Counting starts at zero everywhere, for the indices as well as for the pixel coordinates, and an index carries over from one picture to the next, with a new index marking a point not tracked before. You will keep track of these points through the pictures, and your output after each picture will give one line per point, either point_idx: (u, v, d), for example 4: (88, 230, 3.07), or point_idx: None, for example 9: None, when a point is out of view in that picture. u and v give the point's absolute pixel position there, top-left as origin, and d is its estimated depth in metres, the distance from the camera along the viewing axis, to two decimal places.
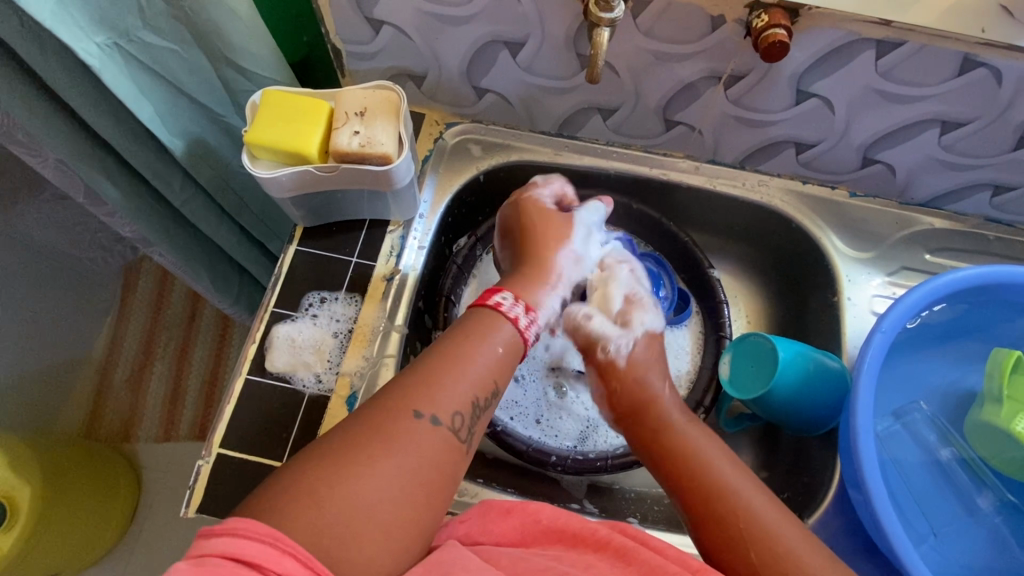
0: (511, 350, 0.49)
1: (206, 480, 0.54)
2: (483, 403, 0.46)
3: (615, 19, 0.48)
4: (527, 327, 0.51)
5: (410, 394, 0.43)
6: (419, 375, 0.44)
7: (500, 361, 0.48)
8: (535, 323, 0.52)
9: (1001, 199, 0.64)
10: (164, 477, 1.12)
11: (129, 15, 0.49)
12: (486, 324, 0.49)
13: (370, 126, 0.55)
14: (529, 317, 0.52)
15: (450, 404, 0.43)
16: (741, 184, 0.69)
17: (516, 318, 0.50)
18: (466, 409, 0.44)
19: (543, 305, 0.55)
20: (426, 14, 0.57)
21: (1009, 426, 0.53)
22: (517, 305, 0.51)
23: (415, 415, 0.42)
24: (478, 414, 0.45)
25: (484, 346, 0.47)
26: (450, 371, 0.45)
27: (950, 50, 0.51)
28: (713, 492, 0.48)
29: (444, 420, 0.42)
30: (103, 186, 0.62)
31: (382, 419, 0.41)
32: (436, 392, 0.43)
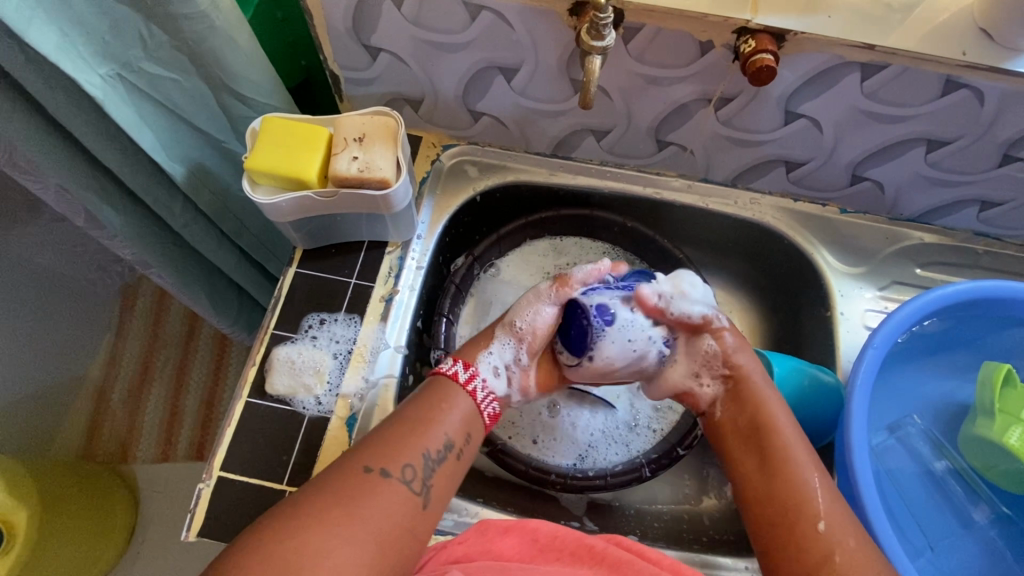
0: (465, 416, 0.53)
1: (207, 503, 0.55)
2: (435, 457, 0.49)
3: (606, 46, 0.49)
4: (467, 381, 0.55)
5: (362, 455, 0.46)
6: (373, 440, 0.48)
7: (453, 425, 0.51)
8: (475, 377, 0.55)
9: (988, 214, 0.66)
10: (162, 498, 1.11)
11: (132, 46, 0.51)
12: (442, 393, 0.53)
13: (368, 151, 0.56)
14: (468, 372, 0.55)
15: (401, 458, 0.47)
16: (733, 202, 0.71)
17: (454, 375, 0.55)
18: (417, 463, 0.47)
19: (482, 357, 0.58)
20: (422, 41, 0.59)
21: (1001, 439, 0.54)
22: (455, 364, 0.56)
23: (365, 470, 0.45)
24: (431, 468, 0.48)
25: (435, 412, 0.51)
26: (402, 435, 0.48)
27: (933, 72, 0.52)
28: (793, 478, 0.49)
29: (395, 474, 0.46)
30: (103, 211, 0.62)
31: (334, 477, 0.44)
32: (390, 451, 0.47)
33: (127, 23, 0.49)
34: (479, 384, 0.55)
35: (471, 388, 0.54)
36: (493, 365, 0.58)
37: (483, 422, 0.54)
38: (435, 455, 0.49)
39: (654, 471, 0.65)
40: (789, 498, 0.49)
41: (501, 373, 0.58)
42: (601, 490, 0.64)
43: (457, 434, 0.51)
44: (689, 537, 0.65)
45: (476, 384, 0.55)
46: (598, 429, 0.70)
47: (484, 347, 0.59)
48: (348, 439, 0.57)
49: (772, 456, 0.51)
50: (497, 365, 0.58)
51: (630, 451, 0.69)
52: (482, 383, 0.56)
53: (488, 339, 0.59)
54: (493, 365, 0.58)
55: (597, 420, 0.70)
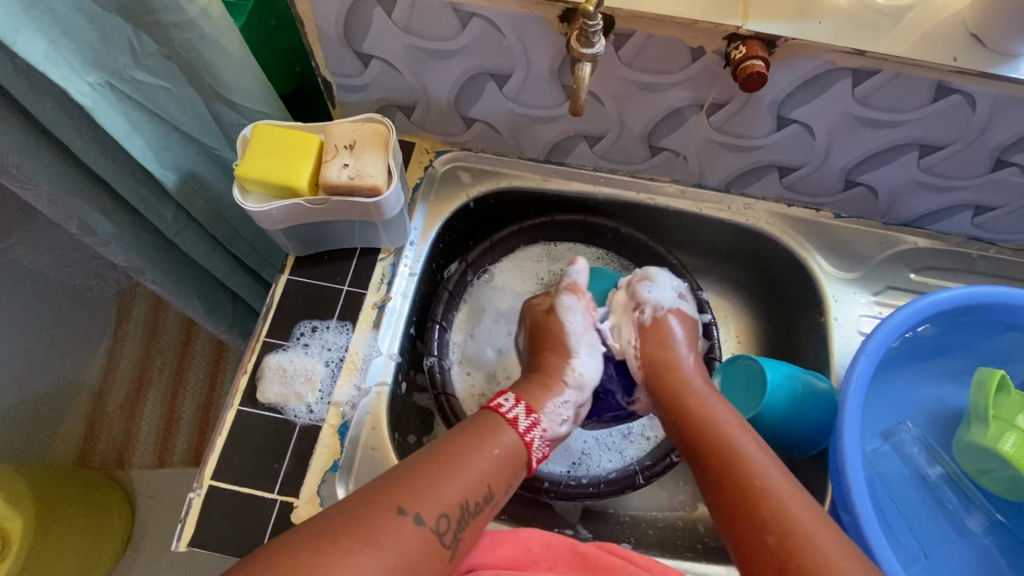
0: (511, 455, 0.51)
1: (197, 513, 0.54)
2: (471, 507, 0.46)
3: (596, 54, 0.49)
4: (527, 428, 0.53)
5: (397, 489, 0.43)
6: (411, 476, 0.45)
7: (496, 473, 0.49)
8: (536, 426, 0.54)
9: (982, 218, 0.65)
10: (159, 505, 1.10)
11: (121, 55, 0.51)
12: (488, 430, 0.51)
13: (359, 158, 0.56)
14: (530, 418, 0.54)
15: (437, 507, 0.44)
16: (727, 208, 0.71)
17: (515, 420, 0.53)
18: (453, 513, 0.44)
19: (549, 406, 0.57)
20: (413, 48, 0.59)
21: (995, 446, 0.53)
22: (517, 406, 0.54)
23: (398, 511, 0.42)
24: (466, 519, 0.45)
25: (480, 454, 0.49)
26: (443, 476, 0.46)
27: (925, 78, 0.52)
28: (748, 490, 0.47)
29: (428, 522, 0.43)
30: (95, 218, 0.62)
31: (365, 512, 0.41)
32: (428, 494, 0.44)
33: (116, 32, 0.49)
34: (537, 434, 0.54)
35: (529, 437, 0.53)
36: (559, 415, 0.58)
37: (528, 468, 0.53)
38: (472, 506, 0.46)
39: (647, 479, 0.64)
40: (743, 508, 0.46)
41: (563, 417, 0.58)
42: (594, 498, 0.63)
43: (496, 483, 0.49)
44: (684, 544, 0.65)
45: (534, 434, 0.54)
46: (591, 436, 0.70)
47: (550, 394, 0.58)
48: (340, 447, 0.58)
49: (713, 478, 0.50)
50: (563, 412, 0.58)
51: (624, 459, 0.69)
52: (540, 432, 0.55)
53: (557, 385, 0.59)
54: (557, 411, 0.57)
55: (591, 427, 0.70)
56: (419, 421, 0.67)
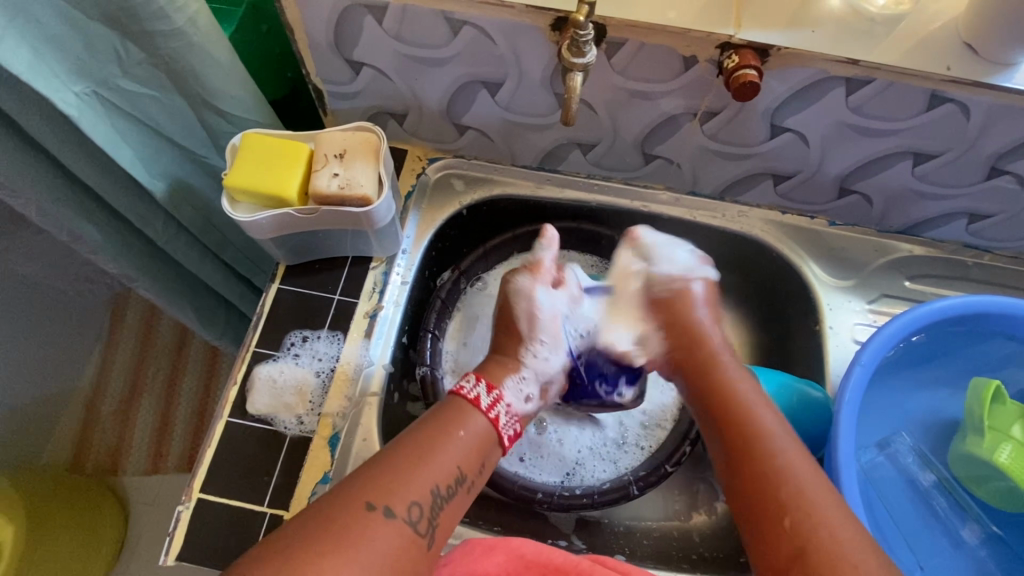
0: (481, 442, 0.49)
1: (186, 526, 0.54)
2: (443, 492, 0.45)
3: (587, 63, 0.49)
4: (489, 407, 0.51)
5: (360, 488, 0.42)
6: (376, 469, 0.44)
7: (467, 457, 0.48)
8: (498, 402, 0.53)
9: (977, 226, 0.65)
10: (151, 513, 1.09)
11: (108, 64, 0.50)
12: (457, 414, 0.50)
13: (349, 168, 0.55)
14: (491, 397, 0.53)
15: (407, 496, 0.42)
16: (721, 215, 0.70)
17: (477, 399, 0.51)
18: (424, 500, 0.43)
19: (509, 382, 0.55)
20: (404, 56, 0.58)
21: (991, 457, 0.53)
22: (478, 386, 0.53)
23: (368, 507, 0.41)
24: (438, 506, 0.44)
25: (448, 440, 0.47)
26: (412, 466, 0.44)
27: (918, 87, 0.51)
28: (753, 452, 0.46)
29: (399, 513, 0.41)
30: (83, 227, 0.62)
31: (332, 511, 0.40)
32: (398, 486, 0.42)
33: (102, 41, 0.48)
34: (502, 409, 0.53)
35: (493, 414, 0.51)
36: (521, 390, 0.56)
37: (501, 447, 0.51)
38: (444, 491, 0.45)
39: (642, 489, 0.64)
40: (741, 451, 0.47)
41: (525, 392, 0.57)
42: (588, 509, 0.63)
43: (467, 467, 0.48)
44: (678, 555, 0.64)
45: (498, 409, 0.52)
46: (585, 445, 0.69)
47: (509, 372, 0.56)
48: (330, 460, 0.57)
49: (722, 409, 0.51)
50: (526, 391, 0.57)
51: (618, 468, 0.68)
52: (505, 407, 0.53)
53: (517, 363, 0.57)
54: (519, 387, 0.56)
55: (585, 436, 0.69)
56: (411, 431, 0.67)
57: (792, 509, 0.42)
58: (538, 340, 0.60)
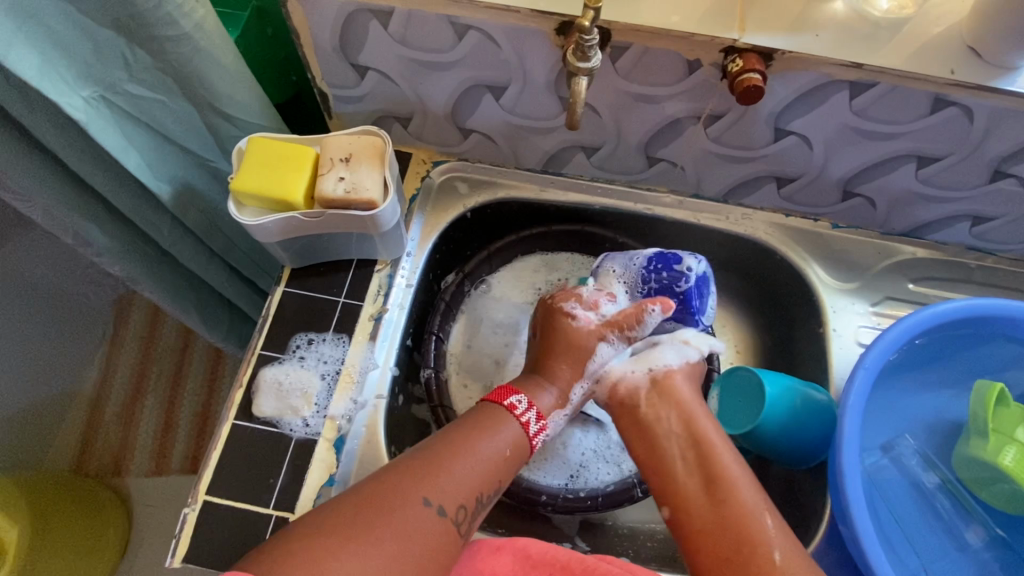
0: (518, 449, 0.52)
1: (192, 528, 0.54)
2: (484, 497, 0.49)
3: (593, 68, 0.49)
4: (535, 437, 0.54)
5: (414, 480, 0.45)
6: (427, 463, 0.47)
7: (509, 463, 0.51)
8: (542, 434, 0.55)
9: (981, 229, 0.65)
10: (156, 514, 1.09)
11: (116, 69, 0.50)
12: (502, 420, 0.53)
13: (355, 172, 0.56)
14: (539, 424, 0.55)
15: (456, 497, 0.46)
16: (724, 218, 0.71)
17: (527, 424, 0.54)
18: (469, 503, 0.47)
19: (552, 414, 0.58)
20: (409, 60, 0.58)
21: (995, 460, 0.53)
22: (530, 411, 0.55)
23: (420, 500, 0.44)
24: (478, 509, 0.48)
25: (494, 445, 0.51)
26: (461, 467, 0.48)
27: (922, 91, 0.52)
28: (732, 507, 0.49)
29: (447, 512, 0.45)
30: (89, 229, 0.62)
31: (381, 495, 0.43)
32: (448, 485, 0.46)
33: (110, 46, 0.49)
34: (542, 439, 0.56)
35: (535, 442, 0.54)
36: (561, 424, 0.59)
37: (529, 457, 0.55)
38: (485, 495, 0.49)
39: (646, 492, 0.64)
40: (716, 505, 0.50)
41: (562, 419, 0.60)
42: (592, 511, 0.63)
43: (506, 471, 0.51)
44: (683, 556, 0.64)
45: (540, 439, 0.55)
46: (588, 447, 0.69)
47: (556, 405, 0.58)
48: (336, 462, 0.57)
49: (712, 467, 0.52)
50: (564, 417, 0.60)
51: (622, 471, 0.68)
52: (545, 436, 0.56)
53: (564, 393, 0.59)
54: (559, 417, 0.59)
55: (589, 438, 0.70)
56: (416, 433, 0.67)
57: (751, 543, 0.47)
58: (582, 379, 0.60)
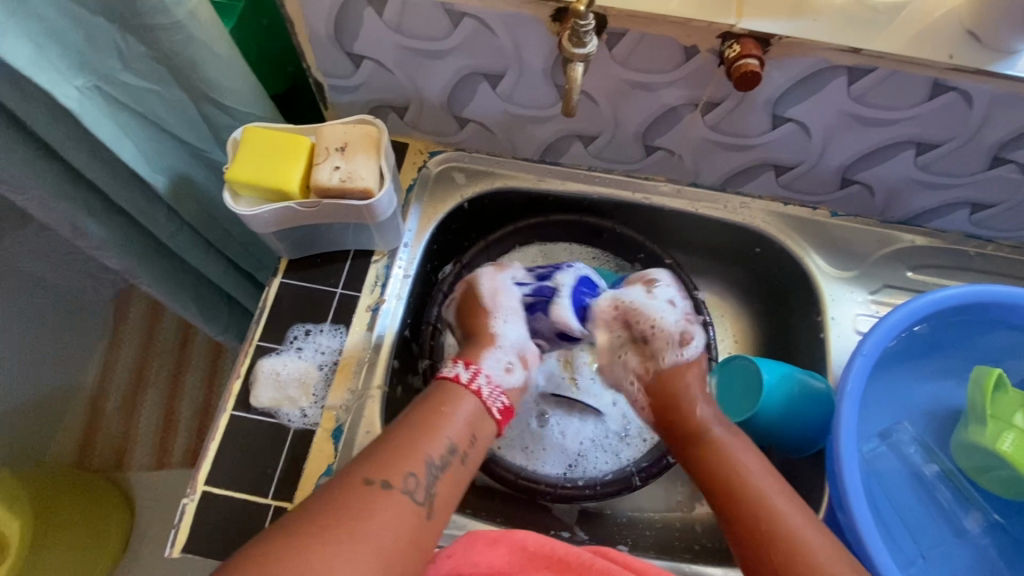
0: (473, 419, 0.51)
1: (191, 518, 0.54)
2: (437, 462, 0.47)
3: (588, 54, 0.49)
4: (471, 381, 0.53)
5: (362, 466, 0.45)
6: (372, 450, 0.47)
7: (457, 429, 0.50)
8: (478, 373, 0.54)
9: (980, 216, 0.65)
10: (156, 507, 1.09)
11: (108, 58, 0.50)
12: (446, 397, 0.52)
13: (350, 161, 0.56)
14: (470, 370, 0.54)
15: (402, 468, 0.45)
16: (723, 207, 0.70)
17: (457, 376, 0.53)
18: (419, 473, 0.46)
19: (487, 355, 0.57)
20: (404, 48, 0.58)
21: (993, 446, 0.53)
22: (455, 364, 0.55)
23: (366, 483, 0.44)
24: (434, 475, 0.47)
25: (440, 417, 0.49)
26: (402, 443, 0.47)
27: (920, 75, 0.51)
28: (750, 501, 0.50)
29: (396, 485, 0.44)
30: (84, 221, 0.62)
31: (333, 491, 0.43)
32: (392, 461, 0.45)
33: (103, 36, 0.48)
34: (483, 381, 0.54)
35: (475, 386, 0.53)
36: (502, 362, 0.57)
37: (493, 419, 0.53)
38: (438, 461, 0.47)
39: (644, 480, 0.64)
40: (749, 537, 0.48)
41: (505, 363, 0.57)
42: (590, 500, 0.63)
43: (460, 437, 0.49)
44: (681, 545, 0.65)
45: (479, 382, 0.54)
46: (587, 437, 0.69)
47: (485, 347, 0.58)
48: (334, 452, 0.57)
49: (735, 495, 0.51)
50: (507, 361, 0.58)
51: (621, 460, 0.68)
52: (486, 379, 0.54)
53: (491, 336, 0.59)
54: (498, 358, 0.57)
55: (587, 428, 0.70)
56: None
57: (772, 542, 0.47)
58: (497, 315, 0.61)
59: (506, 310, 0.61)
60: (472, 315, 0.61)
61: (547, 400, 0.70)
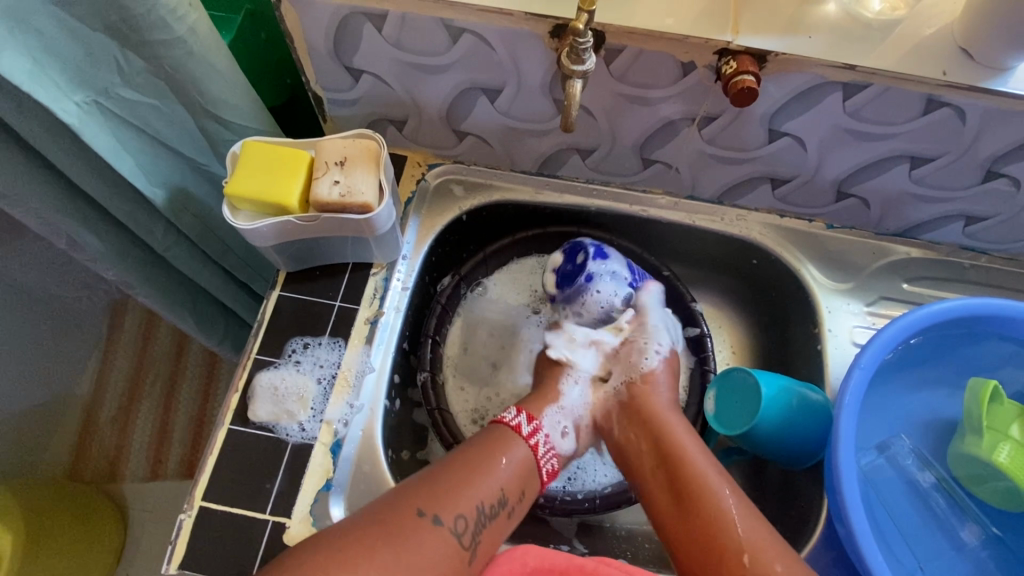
0: (525, 468, 0.55)
1: (188, 534, 0.54)
2: (487, 511, 0.50)
3: (587, 70, 0.49)
4: (529, 435, 0.57)
5: (419, 498, 0.48)
6: (431, 482, 0.50)
7: (511, 479, 0.53)
8: (539, 431, 0.58)
9: (973, 229, 0.65)
10: (151, 518, 1.09)
11: (108, 73, 0.50)
12: (506, 441, 0.55)
13: (350, 175, 0.56)
14: (530, 426, 0.58)
15: (455, 509, 0.48)
16: (720, 219, 0.71)
17: (518, 427, 0.57)
18: (469, 516, 0.49)
19: (548, 412, 0.60)
20: (403, 63, 0.58)
21: (990, 458, 0.53)
22: (520, 416, 0.58)
23: (419, 514, 0.47)
24: (482, 523, 0.49)
25: (495, 463, 0.53)
26: (460, 484, 0.50)
27: (914, 92, 0.52)
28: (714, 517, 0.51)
29: (446, 523, 0.47)
30: (80, 233, 0.62)
31: (390, 514, 0.46)
32: (447, 499, 0.48)
33: (102, 50, 0.49)
34: (541, 439, 0.58)
35: (534, 441, 0.57)
36: (559, 426, 0.60)
37: (541, 478, 0.56)
38: (488, 509, 0.50)
39: None
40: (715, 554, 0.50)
41: (562, 426, 0.60)
42: (590, 513, 0.63)
43: (512, 487, 0.53)
44: None
45: (538, 438, 0.57)
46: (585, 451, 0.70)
47: (547, 403, 0.61)
48: (332, 466, 0.57)
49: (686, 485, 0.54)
50: (563, 425, 0.61)
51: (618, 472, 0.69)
52: (545, 437, 0.58)
53: (555, 395, 0.62)
54: (556, 419, 0.60)
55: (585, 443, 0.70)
56: (412, 437, 0.68)
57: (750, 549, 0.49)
58: (567, 375, 0.63)
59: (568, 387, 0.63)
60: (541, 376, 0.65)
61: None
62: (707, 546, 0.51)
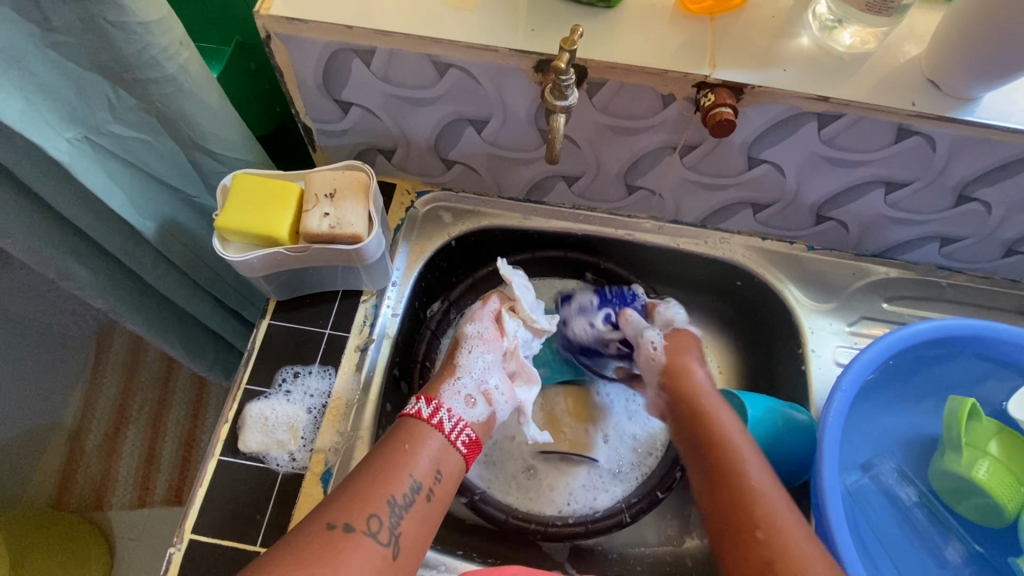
0: (439, 458, 0.56)
1: (178, 568, 0.53)
2: (400, 502, 0.51)
3: (569, 105, 0.50)
4: (429, 416, 0.57)
5: (327, 510, 0.49)
6: (339, 495, 0.50)
7: (420, 468, 0.54)
8: (440, 409, 0.58)
9: (949, 249, 0.67)
10: (136, 546, 1.06)
11: (99, 110, 0.51)
12: (411, 434, 0.56)
13: (339, 208, 0.57)
14: (431, 406, 0.58)
15: (365, 510, 0.49)
16: (703, 242, 0.72)
17: (419, 413, 0.58)
18: (382, 512, 0.50)
19: (447, 386, 0.61)
20: (391, 96, 0.60)
21: (970, 475, 0.55)
22: (420, 401, 0.59)
23: (329, 527, 0.47)
24: (398, 515, 0.50)
25: (402, 455, 0.54)
26: (365, 486, 0.51)
27: (885, 122, 0.54)
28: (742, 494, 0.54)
29: (359, 527, 0.48)
30: (69, 265, 0.62)
31: (301, 535, 0.47)
32: (355, 504, 0.49)
33: (94, 89, 0.49)
34: (444, 416, 0.58)
35: (438, 420, 0.57)
36: (459, 392, 0.61)
37: (459, 452, 0.57)
38: (401, 499, 0.51)
39: (634, 516, 0.66)
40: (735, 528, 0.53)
41: (466, 395, 0.61)
42: (581, 537, 0.65)
43: (421, 474, 0.54)
44: None
45: (441, 415, 0.58)
46: (577, 478, 0.71)
47: (446, 381, 0.62)
48: (323, 495, 0.57)
49: (720, 465, 0.57)
50: (468, 395, 0.61)
51: (609, 495, 0.70)
52: (449, 413, 0.58)
53: (453, 368, 0.63)
54: (458, 391, 0.61)
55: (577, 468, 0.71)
56: None
57: (766, 524, 0.51)
58: (467, 347, 0.65)
59: (472, 364, 0.63)
60: (452, 354, 0.65)
61: (534, 455, 0.72)
62: (731, 517, 0.54)
